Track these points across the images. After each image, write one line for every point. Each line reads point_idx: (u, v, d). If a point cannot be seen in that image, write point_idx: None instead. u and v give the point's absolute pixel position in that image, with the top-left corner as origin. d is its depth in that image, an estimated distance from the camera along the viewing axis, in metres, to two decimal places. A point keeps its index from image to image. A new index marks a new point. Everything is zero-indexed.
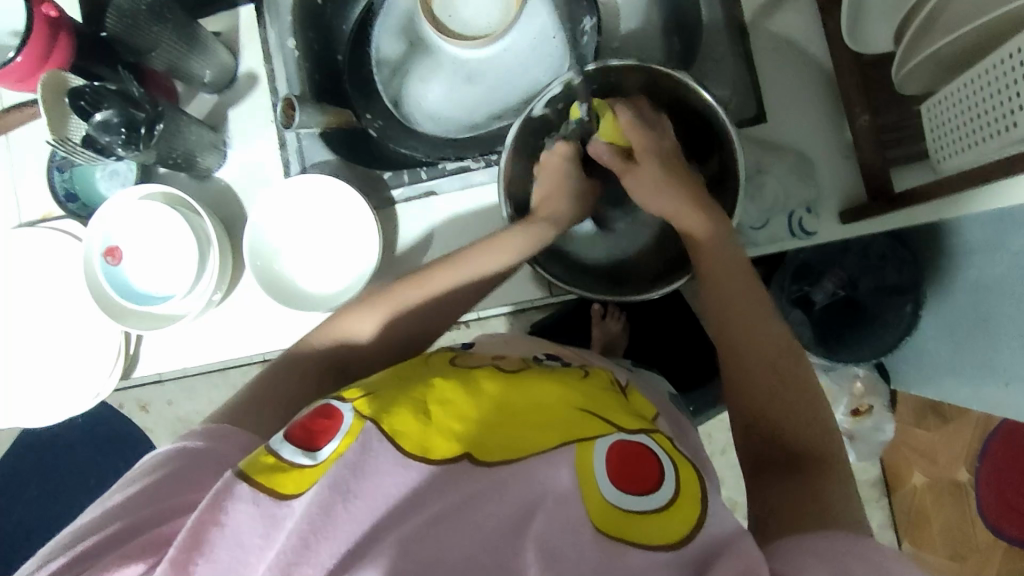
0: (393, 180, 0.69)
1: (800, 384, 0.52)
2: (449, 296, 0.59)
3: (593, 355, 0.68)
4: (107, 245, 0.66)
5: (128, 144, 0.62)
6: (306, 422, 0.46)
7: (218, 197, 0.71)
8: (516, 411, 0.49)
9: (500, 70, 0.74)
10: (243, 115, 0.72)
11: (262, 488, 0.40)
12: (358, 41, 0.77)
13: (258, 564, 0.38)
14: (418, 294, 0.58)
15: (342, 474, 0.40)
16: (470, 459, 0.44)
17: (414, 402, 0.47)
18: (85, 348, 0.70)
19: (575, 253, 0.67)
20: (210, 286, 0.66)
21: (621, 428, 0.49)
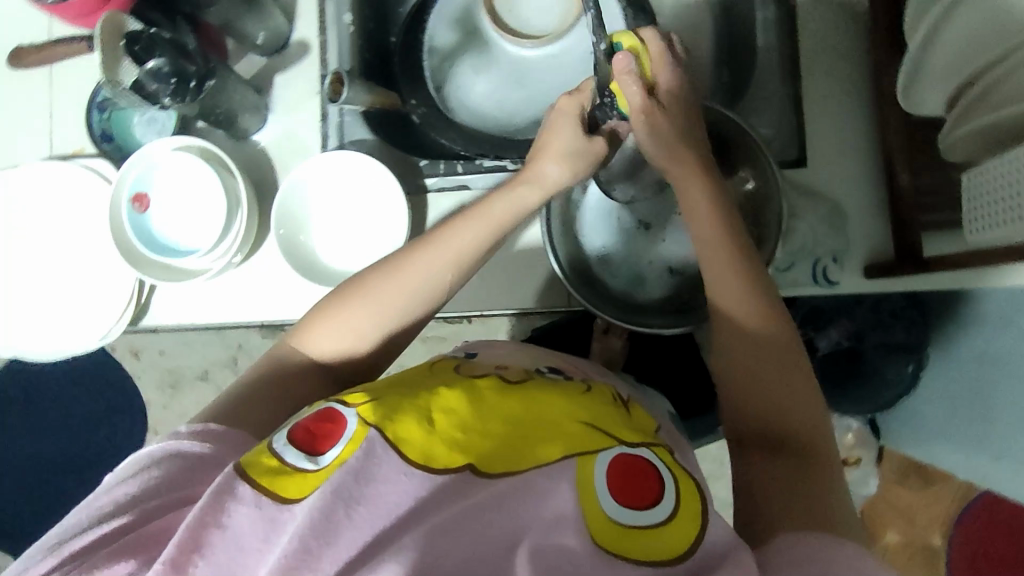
0: (429, 169, 0.69)
1: (793, 376, 0.52)
2: (429, 290, 0.57)
3: (595, 368, 0.68)
4: (137, 192, 0.67)
5: (177, 96, 0.62)
6: (309, 425, 0.46)
7: (251, 161, 0.71)
8: (522, 421, 0.48)
9: (547, 70, 0.76)
10: (289, 81, 0.71)
11: (265, 492, 0.42)
12: (413, 26, 0.78)
13: (256, 566, 0.40)
14: (394, 294, 0.56)
15: (345, 480, 0.41)
16: (472, 470, 0.44)
17: (419, 407, 0.46)
18: (98, 289, 0.70)
19: (601, 278, 0.68)
20: (232, 247, 0.65)
21: (622, 442, 0.48)
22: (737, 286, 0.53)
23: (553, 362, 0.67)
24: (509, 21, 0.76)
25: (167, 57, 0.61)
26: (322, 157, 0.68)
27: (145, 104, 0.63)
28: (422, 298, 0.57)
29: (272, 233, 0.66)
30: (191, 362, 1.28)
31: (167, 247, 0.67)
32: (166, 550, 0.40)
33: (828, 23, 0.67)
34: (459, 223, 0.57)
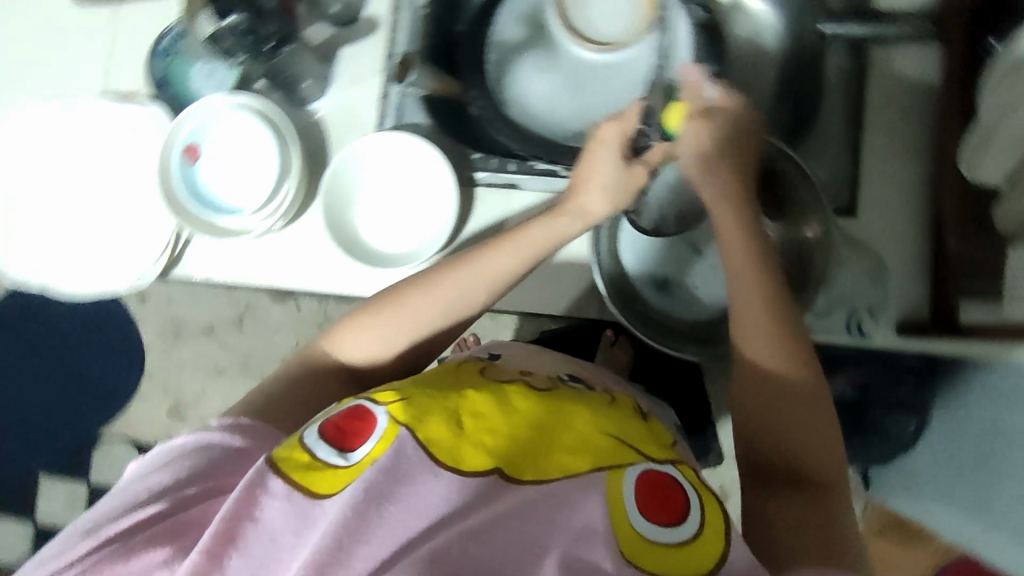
0: (480, 163, 0.68)
1: (816, 412, 0.51)
2: (457, 303, 0.57)
3: (611, 378, 0.68)
4: (190, 142, 0.67)
5: (250, 53, 0.63)
6: (339, 422, 0.47)
7: (306, 129, 0.71)
8: (548, 428, 0.49)
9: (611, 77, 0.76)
10: (355, 56, 0.71)
11: (297, 488, 0.43)
12: (482, 18, 0.78)
13: (288, 561, 0.41)
14: (423, 306, 0.56)
15: (377, 480, 0.43)
16: (501, 475, 0.45)
17: (449, 409, 0.48)
18: (137, 233, 0.70)
19: (641, 295, 0.68)
20: (273, 214, 0.65)
21: (648, 458, 0.49)
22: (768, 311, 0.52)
23: (575, 369, 0.67)
24: (574, 20, 0.75)
25: (247, 15, 0.60)
26: (374, 137, 0.67)
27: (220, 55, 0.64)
28: (449, 311, 0.57)
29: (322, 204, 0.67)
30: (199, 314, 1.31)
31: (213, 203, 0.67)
32: (202, 540, 0.42)
33: (899, 79, 0.67)
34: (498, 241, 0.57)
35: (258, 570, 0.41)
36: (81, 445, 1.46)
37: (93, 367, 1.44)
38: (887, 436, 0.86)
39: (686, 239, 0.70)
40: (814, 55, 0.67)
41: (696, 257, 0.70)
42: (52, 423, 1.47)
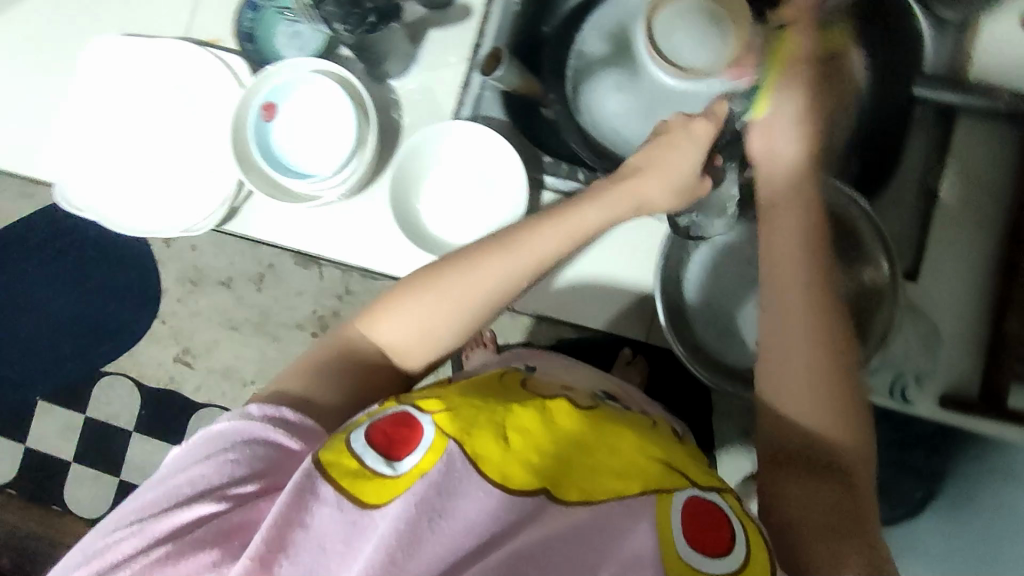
0: (550, 167, 0.69)
1: (846, 426, 0.50)
2: (494, 294, 0.55)
3: (641, 400, 0.69)
4: (268, 101, 0.67)
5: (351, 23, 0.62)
6: (386, 429, 0.48)
7: (382, 107, 0.71)
8: (592, 450, 0.49)
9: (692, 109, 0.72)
10: (443, 41, 0.71)
11: (347, 496, 0.45)
12: (570, 24, 0.79)
13: (341, 568, 0.43)
14: (460, 298, 0.55)
15: (428, 494, 0.44)
16: (547, 495, 0.45)
17: (494, 422, 0.49)
18: (199, 181, 0.71)
19: (693, 326, 0.68)
20: (338, 184, 0.65)
21: (696, 484, 0.49)
22: (801, 305, 0.52)
23: (609, 386, 0.68)
24: (660, 42, 0.71)
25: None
26: (453, 126, 0.68)
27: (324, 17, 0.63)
28: (486, 304, 0.55)
29: (389, 185, 0.67)
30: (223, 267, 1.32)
31: (284, 163, 0.68)
32: (251, 546, 0.43)
33: (987, 156, 0.65)
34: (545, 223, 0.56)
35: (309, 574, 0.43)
36: (84, 377, 1.46)
37: (112, 304, 1.44)
38: (896, 503, 0.82)
39: (740, 277, 0.69)
40: (900, 115, 0.67)
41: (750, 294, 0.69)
42: (58, 350, 1.47)
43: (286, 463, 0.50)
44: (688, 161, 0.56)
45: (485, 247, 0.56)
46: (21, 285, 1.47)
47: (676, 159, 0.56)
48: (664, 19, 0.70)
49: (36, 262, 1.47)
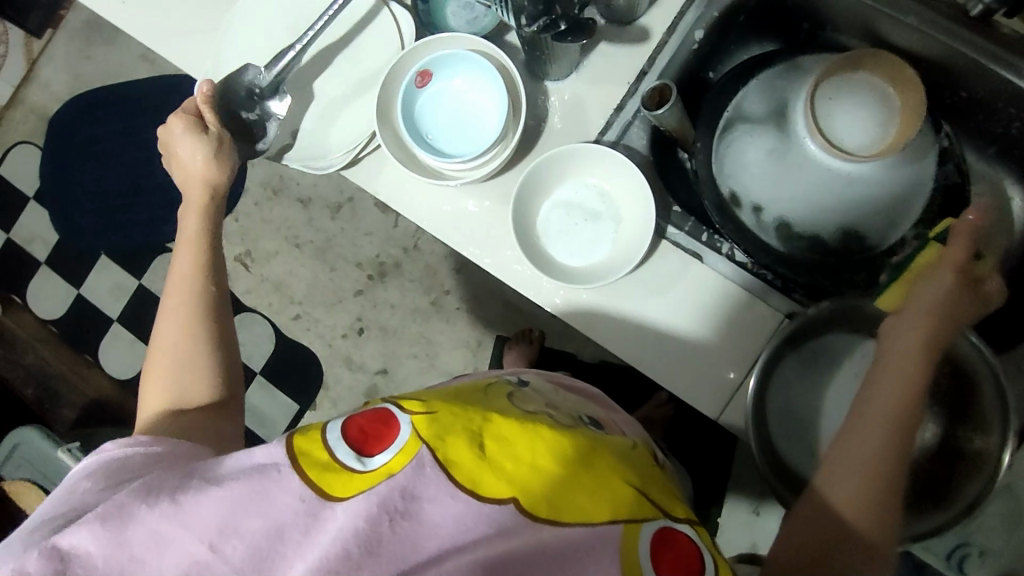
0: (676, 219, 0.68)
1: (874, 543, 0.53)
2: (208, 308, 0.65)
3: (627, 425, 0.79)
4: (424, 68, 0.66)
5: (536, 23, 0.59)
6: (364, 427, 0.52)
7: (528, 104, 0.69)
8: (573, 490, 0.51)
9: (867, 186, 0.68)
10: (611, 58, 0.69)
11: (312, 486, 0.47)
12: (741, 74, 0.75)
13: (293, 559, 0.44)
14: (183, 336, 0.64)
15: (392, 495, 0.46)
16: (515, 505, 0.48)
17: (472, 433, 0.52)
18: (334, 123, 0.71)
19: (772, 435, 0.63)
20: (463, 178, 0.66)
21: (665, 515, 0.55)
22: (876, 457, 0.53)
23: (593, 413, 0.76)
24: (818, 111, 0.64)
25: None
26: (596, 147, 0.67)
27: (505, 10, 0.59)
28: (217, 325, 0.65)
29: (519, 182, 0.66)
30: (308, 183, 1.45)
31: (421, 133, 0.68)
32: (198, 526, 0.46)
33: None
34: (189, 209, 0.69)
35: (264, 557, 0.45)
36: (147, 246, 1.50)
37: None
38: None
39: (825, 370, 0.65)
40: None
41: (829, 382, 0.65)
42: (133, 212, 1.51)
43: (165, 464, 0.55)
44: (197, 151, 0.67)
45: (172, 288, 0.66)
46: (121, 142, 1.52)
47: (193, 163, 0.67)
48: (827, 89, 0.63)
49: (140, 125, 1.51)
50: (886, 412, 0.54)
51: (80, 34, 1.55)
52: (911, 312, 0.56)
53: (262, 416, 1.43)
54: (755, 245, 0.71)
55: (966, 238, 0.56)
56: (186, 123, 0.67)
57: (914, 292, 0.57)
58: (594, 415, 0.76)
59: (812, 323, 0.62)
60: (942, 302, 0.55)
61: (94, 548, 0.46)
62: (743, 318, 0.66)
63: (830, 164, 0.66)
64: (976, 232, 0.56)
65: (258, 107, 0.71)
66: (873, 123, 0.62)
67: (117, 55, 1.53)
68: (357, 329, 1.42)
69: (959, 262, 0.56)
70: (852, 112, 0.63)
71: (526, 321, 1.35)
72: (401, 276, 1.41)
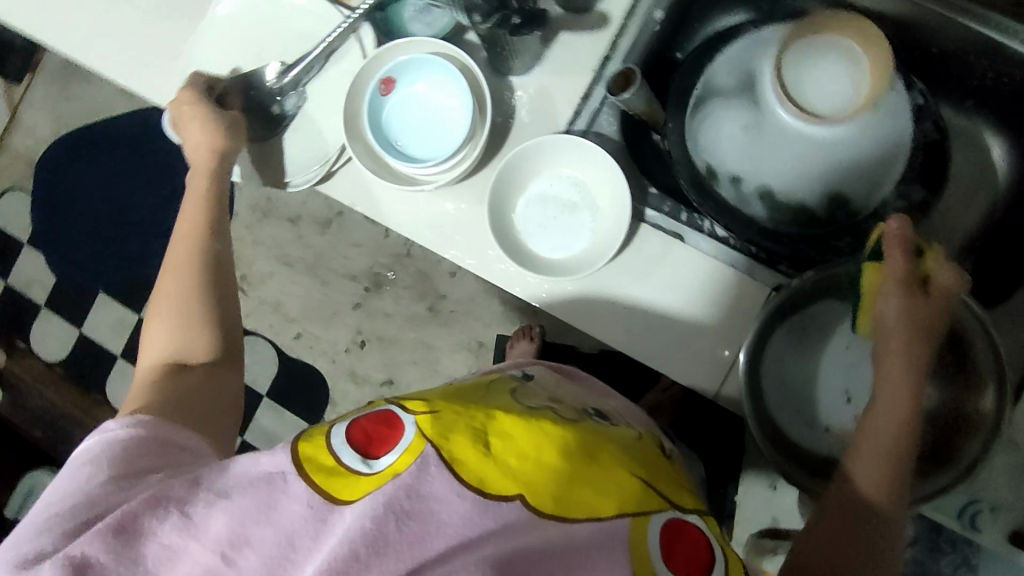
0: (655, 201, 0.68)
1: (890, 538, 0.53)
2: (210, 276, 0.67)
3: (631, 416, 0.79)
4: (387, 75, 0.66)
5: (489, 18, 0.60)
6: (369, 428, 0.51)
7: (495, 101, 0.69)
8: (577, 486, 0.51)
9: (847, 145, 0.67)
10: (573, 46, 0.68)
11: (318, 492, 0.47)
12: (709, 48, 0.75)
13: (303, 563, 0.44)
14: (185, 296, 0.66)
15: (398, 495, 0.46)
16: (522, 501, 0.48)
17: (476, 431, 0.51)
18: (305, 141, 0.71)
19: (770, 409, 0.62)
20: (433, 178, 0.65)
21: (674, 507, 0.55)
22: (891, 448, 0.54)
23: (599, 406, 0.76)
24: (788, 79, 0.63)
25: None
26: (562, 137, 0.66)
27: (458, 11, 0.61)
28: (219, 293, 0.67)
29: (494, 178, 0.66)
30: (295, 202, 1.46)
31: (390, 140, 0.68)
32: (208, 535, 0.46)
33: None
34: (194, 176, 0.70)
35: (272, 564, 0.44)
36: (142, 280, 1.50)
37: None
38: None
39: (822, 337, 0.64)
40: None
41: (825, 351, 0.64)
42: (125, 248, 1.52)
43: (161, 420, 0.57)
44: (203, 127, 0.68)
45: (175, 255, 0.68)
46: (108, 178, 1.53)
47: (198, 134, 0.68)
48: (792, 60, 0.62)
49: (125, 160, 1.52)
50: (895, 407, 0.54)
51: (59, 75, 1.56)
52: (887, 317, 0.55)
53: (273, 437, 1.43)
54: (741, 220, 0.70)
55: (898, 246, 0.55)
56: (194, 97, 0.69)
57: (878, 304, 0.56)
58: (597, 406, 0.75)
59: (805, 288, 0.61)
60: (909, 305, 0.54)
61: (107, 559, 0.46)
62: (731, 294, 0.66)
63: (807, 131, 0.64)
64: (903, 240, 0.54)
65: (272, 102, 0.71)
66: (845, 81, 0.61)
67: (95, 93, 1.54)
68: (359, 342, 1.42)
69: (902, 272, 0.54)
70: (825, 73, 0.62)
71: (524, 319, 1.35)
72: (397, 286, 1.42)
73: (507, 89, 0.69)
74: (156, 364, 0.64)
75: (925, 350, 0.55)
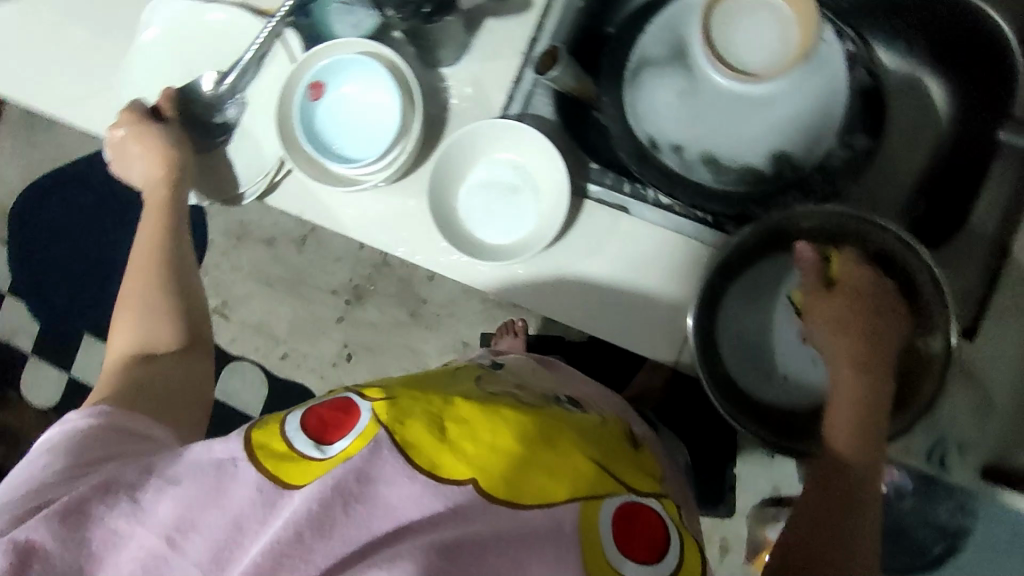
0: (596, 176, 0.67)
1: (865, 497, 0.53)
2: (172, 270, 0.68)
3: (601, 400, 0.78)
4: (315, 79, 0.67)
5: (402, 11, 0.61)
6: (323, 415, 0.51)
7: (428, 95, 0.69)
8: (530, 471, 0.50)
9: (790, 101, 0.66)
10: (498, 33, 0.68)
11: (269, 476, 0.47)
12: (639, 19, 0.75)
13: (249, 544, 0.44)
14: (149, 288, 0.67)
15: (346, 478, 0.46)
16: (473, 486, 0.48)
17: (434, 417, 0.51)
18: (245, 155, 0.71)
19: (727, 369, 0.62)
20: (375, 177, 0.65)
21: (631, 491, 0.55)
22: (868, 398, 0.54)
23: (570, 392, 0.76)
24: (717, 41, 0.64)
25: None
26: (497, 121, 0.66)
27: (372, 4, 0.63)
28: (184, 305, 0.68)
29: (434, 166, 0.67)
30: (268, 223, 1.46)
31: (326, 144, 0.68)
32: (159, 518, 0.46)
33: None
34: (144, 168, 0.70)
35: (219, 547, 0.44)
36: None
37: None
38: None
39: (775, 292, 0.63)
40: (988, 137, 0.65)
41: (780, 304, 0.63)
42: (105, 286, 1.52)
43: (126, 412, 0.57)
44: (153, 138, 0.68)
45: (138, 253, 0.69)
46: (83, 218, 1.53)
47: (147, 143, 0.69)
48: (719, 27, 0.64)
49: (96, 199, 1.52)
50: (854, 371, 0.55)
51: (24, 121, 1.56)
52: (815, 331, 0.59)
53: None
54: (687, 187, 0.70)
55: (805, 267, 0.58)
56: (136, 116, 0.69)
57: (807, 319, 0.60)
58: (570, 394, 0.75)
59: (753, 242, 0.61)
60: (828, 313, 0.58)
61: (54, 545, 0.45)
62: (682, 259, 0.65)
63: (746, 91, 0.64)
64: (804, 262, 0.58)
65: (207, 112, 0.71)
66: (775, 38, 0.63)
67: (60, 137, 1.55)
68: (346, 356, 1.42)
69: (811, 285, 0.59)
70: (753, 31, 0.63)
71: (506, 315, 1.35)
72: (378, 295, 1.41)
73: (438, 82, 0.69)
74: (124, 356, 0.64)
75: (866, 333, 0.56)
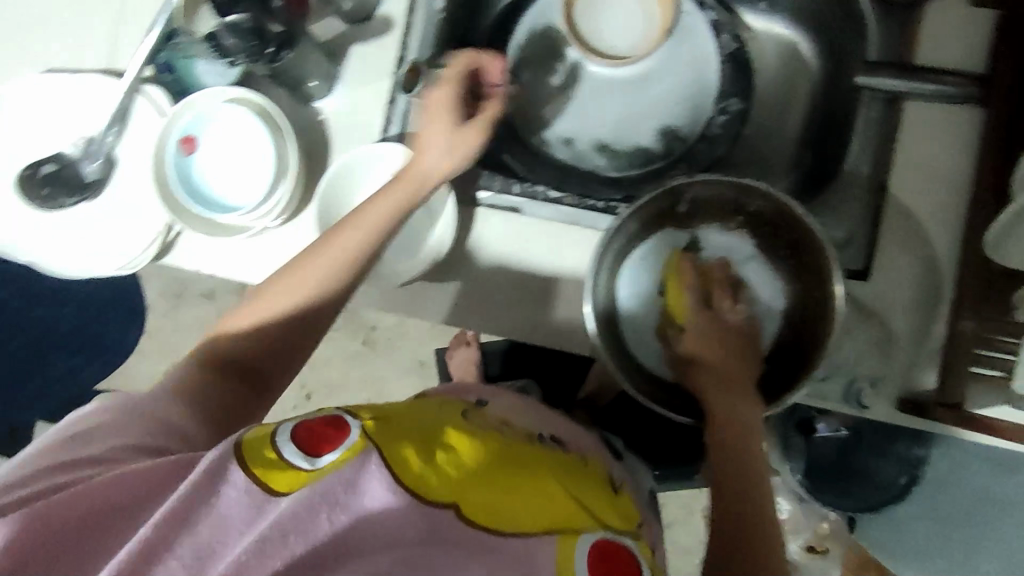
0: (485, 182, 0.67)
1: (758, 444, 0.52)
2: (318, 315, 0.57)
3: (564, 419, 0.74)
4: (186, 135, 0.66)
5: (250, 56, 0.61)
6: (315, 427, 0.49)
7: (306, 129, 0.69)
8: (511, 498, 0.48)
9: (663, 77, 0.73)
10: (364, 58, 0.69)
11: (254, 479, 0.44)
12: (504, 23, 0.76)
13: (232, 545, 0.42)
14: (297, 300, 0.57)
15: (332, 486, 0.44)
16: (454, 512, 0.46)
17: (423, 444, 0.49)
18: (131, 220, 0.70)
19: (629, 350, 0.64)
20: (271, 214, 0.65)
21: (607, 527, 0.51)
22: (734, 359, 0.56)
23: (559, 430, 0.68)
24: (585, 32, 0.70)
25: (249, 14, 0.59)
26: (380, 143, 0.65)
27: (218, 56, 0.63)
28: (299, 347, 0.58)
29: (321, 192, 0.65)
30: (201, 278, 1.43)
31: (209, 197, 0.67)
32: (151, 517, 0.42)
33: (946, 131, 0.62)
34: (382, 199, 0.58)
35: (204, 549, 0.42)
36: (68, 396, 1.44)
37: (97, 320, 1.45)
38: None
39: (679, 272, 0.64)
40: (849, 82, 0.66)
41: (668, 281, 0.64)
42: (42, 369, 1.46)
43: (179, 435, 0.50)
44: (444, 151, 0.59)
45: (306, 257, 0.57)
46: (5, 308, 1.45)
47: (437, 156, 0.59)
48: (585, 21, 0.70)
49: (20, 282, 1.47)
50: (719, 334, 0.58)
51: None
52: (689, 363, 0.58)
53: None
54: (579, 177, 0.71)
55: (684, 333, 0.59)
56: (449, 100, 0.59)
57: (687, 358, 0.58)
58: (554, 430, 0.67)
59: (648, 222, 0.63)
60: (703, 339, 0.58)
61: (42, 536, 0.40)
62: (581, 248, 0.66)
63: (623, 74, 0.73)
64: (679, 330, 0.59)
65: (87, 185, 0.69)
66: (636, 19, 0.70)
67: None
68: (304, 395, 1.39)
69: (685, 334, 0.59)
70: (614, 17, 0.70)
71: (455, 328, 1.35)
72: None
73: (314, 115, 0.69)
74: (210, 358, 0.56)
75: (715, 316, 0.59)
